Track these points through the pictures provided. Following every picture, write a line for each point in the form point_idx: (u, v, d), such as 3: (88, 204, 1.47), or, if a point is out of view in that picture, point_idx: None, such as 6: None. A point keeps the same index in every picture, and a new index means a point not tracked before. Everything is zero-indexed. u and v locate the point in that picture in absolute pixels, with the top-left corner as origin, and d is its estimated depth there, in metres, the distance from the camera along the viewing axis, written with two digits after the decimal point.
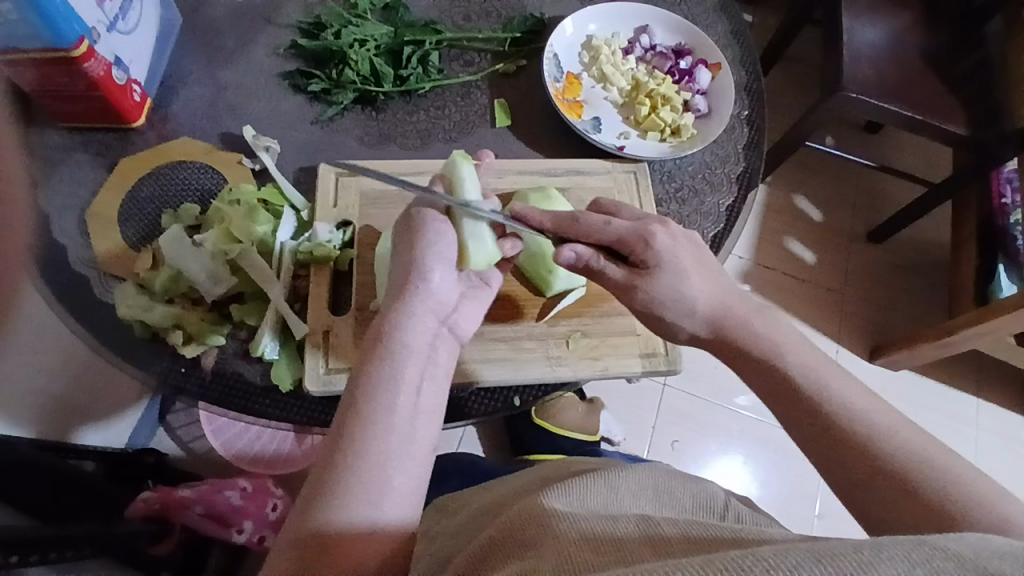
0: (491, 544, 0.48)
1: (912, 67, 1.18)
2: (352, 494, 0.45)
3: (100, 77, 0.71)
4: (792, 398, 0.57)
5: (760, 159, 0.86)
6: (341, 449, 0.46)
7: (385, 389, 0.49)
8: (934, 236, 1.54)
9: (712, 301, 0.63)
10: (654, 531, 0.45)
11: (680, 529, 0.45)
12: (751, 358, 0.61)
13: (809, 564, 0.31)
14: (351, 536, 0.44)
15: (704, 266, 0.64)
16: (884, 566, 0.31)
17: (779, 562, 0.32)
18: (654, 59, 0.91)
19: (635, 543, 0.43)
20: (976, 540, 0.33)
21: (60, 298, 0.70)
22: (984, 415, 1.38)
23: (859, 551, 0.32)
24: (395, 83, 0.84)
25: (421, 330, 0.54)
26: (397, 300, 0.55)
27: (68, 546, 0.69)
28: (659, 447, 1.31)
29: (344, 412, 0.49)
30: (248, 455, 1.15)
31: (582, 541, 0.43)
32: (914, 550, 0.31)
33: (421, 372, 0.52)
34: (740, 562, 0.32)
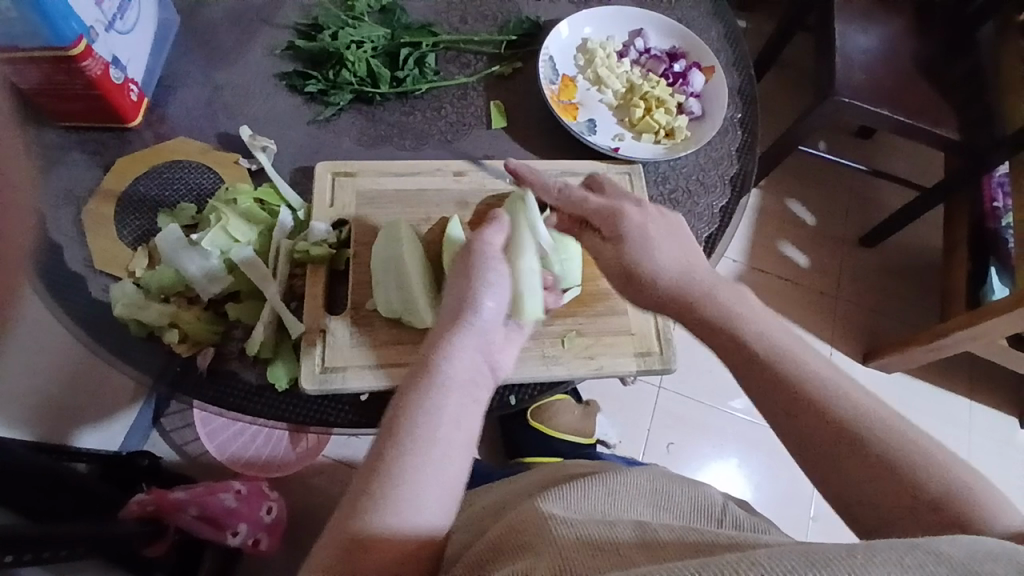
0: (489, 551, 0.47)
1: (904, 73, 1.20)
2: (390, 503, 0.46)
3: (98, 76, 0.71)
4: (776, 380, 0.55)
5: (753, 161, 0.87)
6: (391, 457, 0.48)
7: (432, 411, 0.51)
8: (926, 240, 1.55)
9: (673, 274, 0.65)
10: (649, 535, 0.45)
11: (676, 535, 0.45)
12: (710, 326, 0.62)
13: (803, 567, 0.32)
14: (382, 545, 0.44)
15: (673, 241, 0.66)
16: (875, 569, 0.31)
17: (774, 565, 0.32)
18: (648, 62, 0.92)
19: (630, 547, 0.43)
20: (970, 543, 0.34)
21: (55, 296, 0.70)
22: (977, 418, 1.39)
23: (854, 555, 0.32)
24: (392, 85, 0.84)
25: (470, 359, 0.56)
26: (446, 326, 0.58)
27: (60, 546, 0.68)
28: (654, 450, 1.31)
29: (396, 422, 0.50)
30: (242, 458, 1.14)
31: (577, 545, 0.43)
32: (907, 553, 0.32)
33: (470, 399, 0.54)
34: (734, 564, 0.33)
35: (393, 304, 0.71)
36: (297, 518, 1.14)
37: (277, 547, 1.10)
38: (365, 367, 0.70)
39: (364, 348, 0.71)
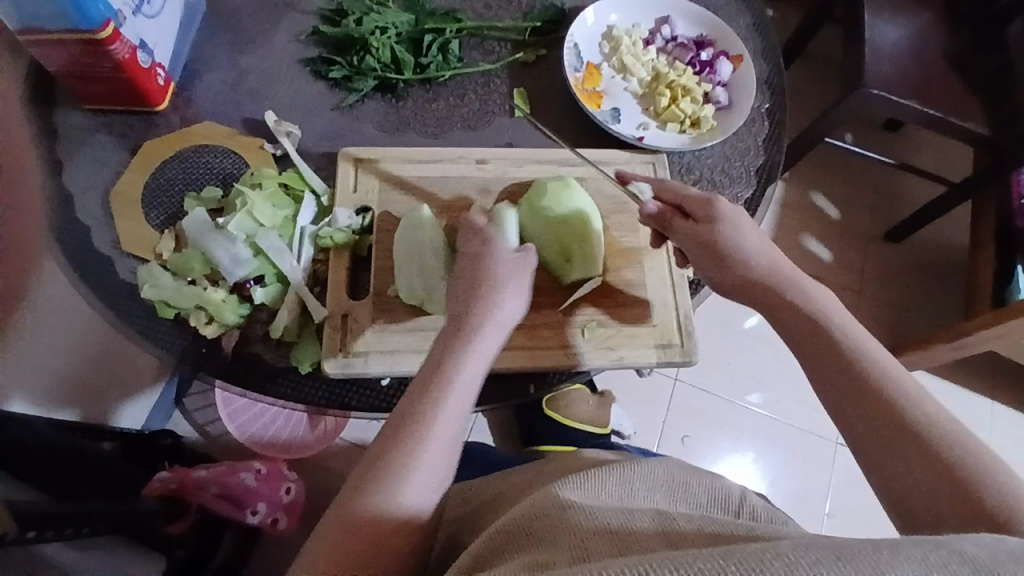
0: (505, 533, 0.47)
1: (935, 65, 1.17)
2: (393, 483, 0.49)
3: (126, 59, 0.71)
4: (840, 364, 0.58)
5: (780, 153, 0.86)
6: (390, 449, 0.51)
7: (438, 399, 0.54)
8: (954, 236, 1.52)
9: (764, 260, 0.67)
10: (668, 525, 0.45)
11: (694, 526, 0.44)
12: (787, 305, 0.64)
13: (828, 561, 0.32)
14: (380, 521, 0.48)
15: (761, 235, 0.68)
16: (900, 567, 0.31)
17: (799, 557, 0.32)
18: (675, 50, 0.91)
19: (650, 537, 0.43)
20: (995, 542, 0.33)
21: (84, 277, 0.72)
22: (999, 419, 1.36)
23: (878, 551, 0.32)
24: (415, 71, 0.84)
25: (478, 358, 0.59)
26: (465, 321, 0.61)
27: (85, 521, 0.70)
28: (669, 442, 1.31)
29: (397, 417, 0.54)
30: (262, 439, 1.16)
31: (597, 535, 0.43)
32: (932, 551, 0.32)
33: (470, 397, 0.56)
34: (759, 555, 0.33)
35: (416, 292, 0.71)
36: (313, 500, 1.16)
37: (295, 526, 1.12)
38: (386, 352, 0.71)
39: (385, 333, 0.72)
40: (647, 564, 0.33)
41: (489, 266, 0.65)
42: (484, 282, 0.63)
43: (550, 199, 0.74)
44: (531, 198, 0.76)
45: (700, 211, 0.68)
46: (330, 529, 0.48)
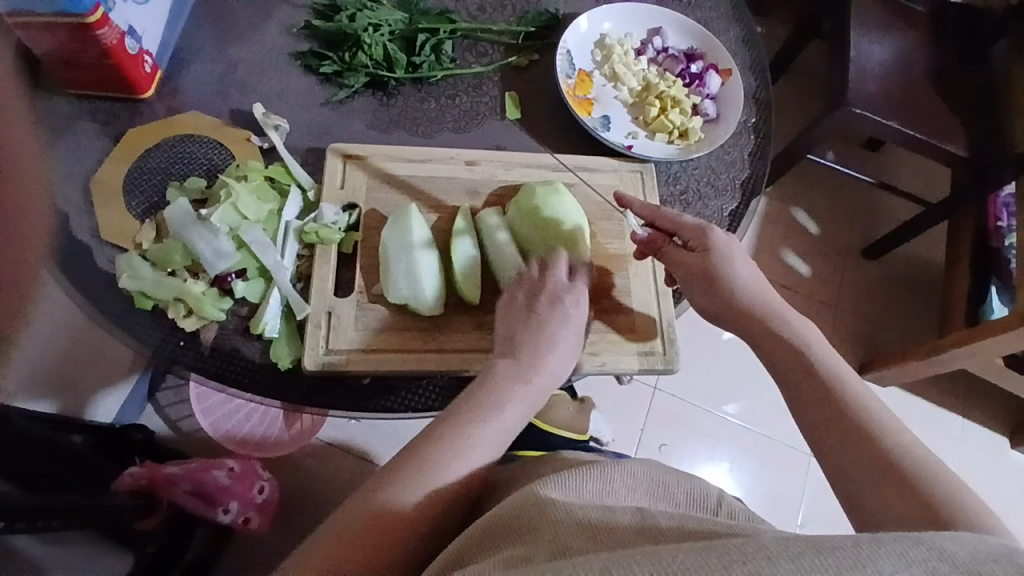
0: (485, 530, 0.47)
1: (917, 86, 1.20)
2: (419, 487, 0.53)
3: (113, 45, 0.70)
4: (812, 380, 0.61)
5: (765, 167, 0.87)
6: (428, 458, 0.55)
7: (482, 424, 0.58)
8: (928, 255, 1.55)
9: (755, 290, 0.68)
10: (648, 520, 0.45)
11: (675, 522, 0.45)
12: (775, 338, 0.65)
13: (813, 554, 0.32)
14: (402, 518, 0.52)
15: (753, 266, 0.69)
16: (881, 561, 0.32)
17: (784, 550, 0.33)
18: (665, 61, 0.92)
19: (629, 532, 0.43)
20: (973, 543, 0.34)
21: (60, 265, 0.70)
22: (968, 434, 1.40)
23: (860, 546, 0.32)
24: (407, 70, 0.84)
25: (516, 399, 0.62)
26: (520, 350, 0.65)
27: (52, 516, 0.68)
28: (646, 449, 1.31)
29: (429, 437, 0.57)
30: (236, 436, 1.13)
31: (578, 531, 0.43)
32: (913, 549, 0.33)
33: (501, 434, 0.60)
34: (743, 548, 0.33)
35: (400, 289, 0.70)
36: (288, 499, 1.14)
37: (266, 527, 1.10)
38: (369, 351, 0.70)
39: (368, 332, 0.71)
40: (631, 558, 0.34)
41: (544, 307, 0.67)
42: (535, 330, 0.65)
43: (537, 204, 0.74)
44: (519, 201, 0.76)
45: (693, 235, 0.70)
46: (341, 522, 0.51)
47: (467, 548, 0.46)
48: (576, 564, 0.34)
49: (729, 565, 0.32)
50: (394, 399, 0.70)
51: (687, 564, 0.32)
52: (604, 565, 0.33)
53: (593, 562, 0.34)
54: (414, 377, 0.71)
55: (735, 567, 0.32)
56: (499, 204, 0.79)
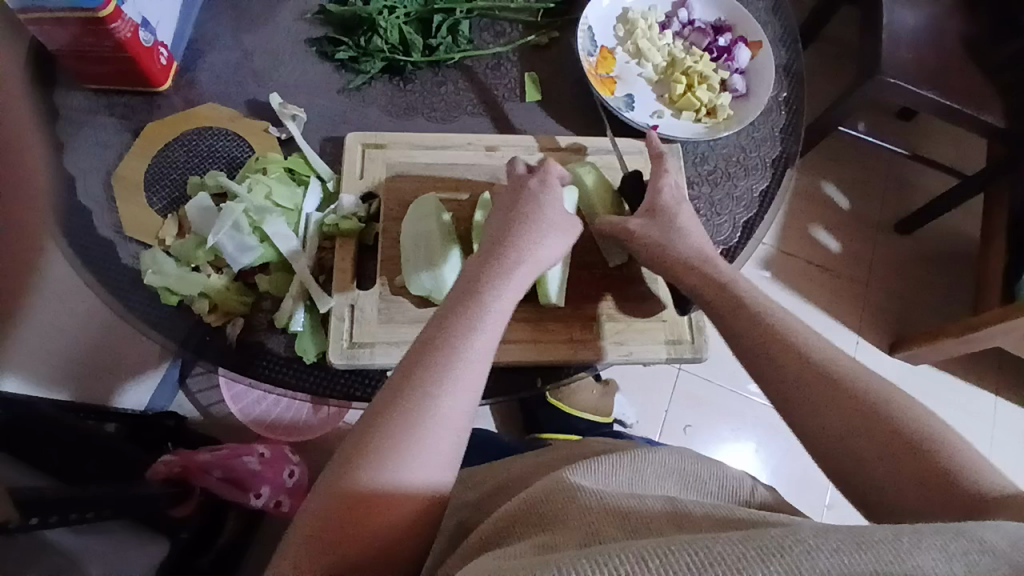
0: (514, 514, 0.46)
1: (952, 54, 1.13)
2: (404, 445, 0.46)
3: (127, 38, 0.69)
4: None
5: (797, 144, 0.83)
6: (395, 407, 0.47)
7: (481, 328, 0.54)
8: (964, 229, 1.49)
9: None
10: (681, 511, 0.43)
11: (707, 511, 0.43)
12: None
13: (850, 547, 0.31)
14: (372, 496, 0.45)
15: None
16: (923, 553, 0.30)
17: (822, 542, 0.32)
18: (692, 35, 0.88)
19: (661, 524, 0.41)
20: (1015, 531, 0.33)
21: (85, 261, 0.71)
22: (1003, 414, 1.35)
23: (900, 539, 0.32)
24: (424, 53, 0.81)
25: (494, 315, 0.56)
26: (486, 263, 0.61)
27: (87, 506, 0.70)
28: (671, 430, 1.30)
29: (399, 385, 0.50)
30: (266, 420, 1.15)
31: (609, 519, 0.42)
32: (953, 540, 0.31)
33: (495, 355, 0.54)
34: (781, 539, 0.32)
35: (419, 281, 0.70)
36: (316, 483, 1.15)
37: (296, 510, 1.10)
38: (392, 344, 0.70)
39: (391, 324, 0.71)
40: (666, 545, 0.32)
41: (537, 207, 0.65)
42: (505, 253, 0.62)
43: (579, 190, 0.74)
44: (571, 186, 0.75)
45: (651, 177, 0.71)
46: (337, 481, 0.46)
47: (496, 535, 0.45)
48: (609, 551, 0.33)
49: (768, 553, 0.31)
50: None
51: (727, 554, 0.31)
52: (639, 552, 0.32)
53: (629, 549, 0.32)
54: None
55: (774, 558, 0.31)
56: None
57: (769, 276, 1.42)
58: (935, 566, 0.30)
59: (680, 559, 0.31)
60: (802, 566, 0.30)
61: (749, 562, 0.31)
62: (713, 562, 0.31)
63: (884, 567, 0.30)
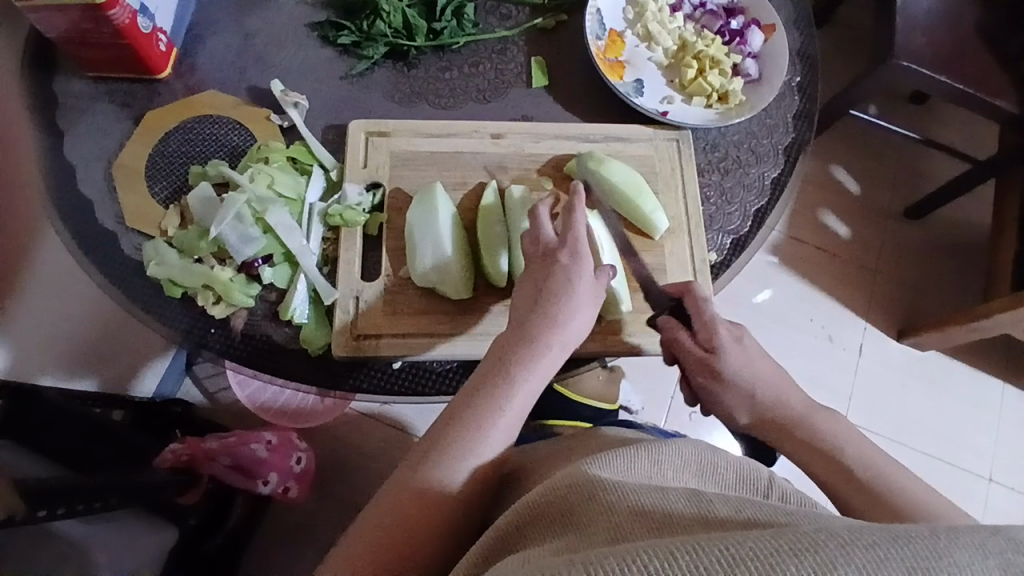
0: (532, 515, 0.44)
1: (967, 36, 1.10)
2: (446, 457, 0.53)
3: (126, 25, 0.68)
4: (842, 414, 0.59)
5: (809, 130, 0.81)
6: (449, 427, 0.54)
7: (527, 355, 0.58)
8: (977, 215, 1.47)
9: None
10: (701, 502, 0.42)
11: (728, 505, 0.42)
12: None
13: (886, 543, 0.30)
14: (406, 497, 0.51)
15: None
16: (959, 550, 0.30)
17: (855, 537, 0.31)
18: (703, 17, 0.85)
19: (682, 517, 0.40)
20: None
21: (87, 253, 0.70)
22: (1010, 402, 1.34)
23: (936, 536, 0.31)
24: (428, 37, 0.79)
25: (541, 360, 0.58)
26: (536, 283, 0.62)
27: (96, 497, 0.70)
28: (675, 418, 1.30)
29: (438, 430, 0.55)
30: (273, 407, 1.13)
31: (629, 515, 0.41)
32: (988, 538, 0.31)
33: (533, 385, 0.57)
34: (814, 535, 0.31)
35: (428, 275, 0.69)
36: (322, 470, 1.15)
37: (307, 495, 1.12)
38: (397, 336, 0.69)
39: (398, 317, 0.70)
40: (694, 543, 0.32)
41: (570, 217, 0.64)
42: (554, 287, 0.61)
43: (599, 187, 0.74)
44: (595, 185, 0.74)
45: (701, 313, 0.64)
46: (380, 507, 0.51)
47: (515, 532, 0.44)
48: (636, 547, 0.32)
49: (801, 550, 0.30)
50: (427, 382, 0.69)
51: (760, 548, 0.31)
52: (667, 550, 0.31)
53: (655, 546, 0.32)
54: (445, 361, 0.70)
55: (806, 554, 0.30)
56: (554, 176, 0.76)
57: (776, 263, 1.40)
58: (971, 563, 0.29)
59: (709, 557, 0.31)
60: (837, 563, 0.29)
61: (780, 560, 0.30)
62: (743, 559, 0.30)
63: (919, 565, 0.29)
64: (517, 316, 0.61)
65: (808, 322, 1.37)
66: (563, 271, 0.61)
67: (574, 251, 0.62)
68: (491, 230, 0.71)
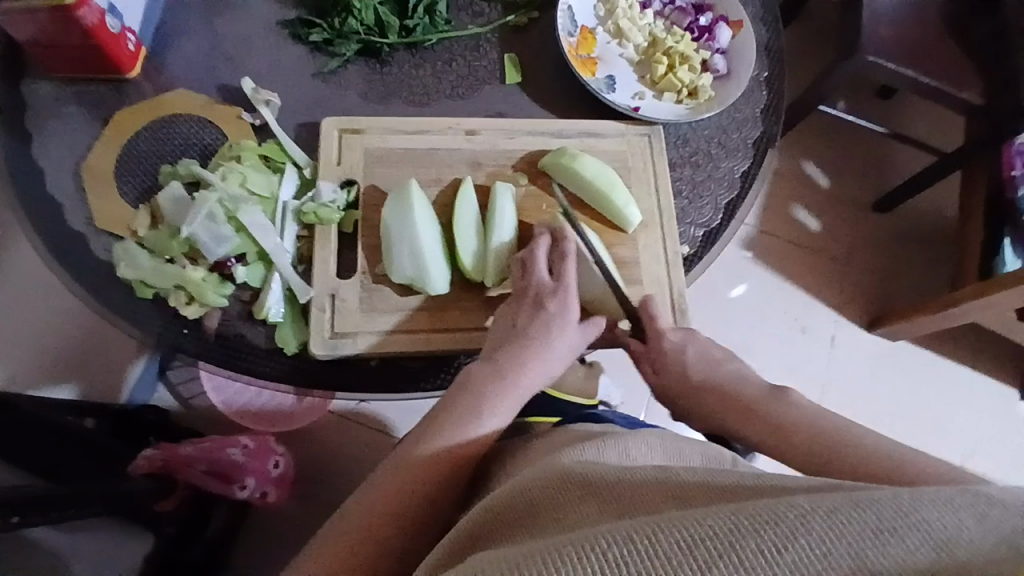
0: (503, 505, 0.45)
1: (930, 30, 1.13)
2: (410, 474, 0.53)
3: (95, 25, 0.67)
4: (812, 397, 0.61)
5: (777, 124, 0.83)
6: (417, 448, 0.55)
7: (500, 387, 0.59)
8: (942, 205, 1.51)
9: None
10: (670, 477, 0.43)
11: (699, 476, 0.43)
12: None
13: (847, 508, 0.31)
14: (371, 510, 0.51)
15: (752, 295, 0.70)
16: (925, 511, 0.31)
17: (815, 506, 0.32)
18: (672, 14, 0.87)
19: (651, 496, 0.41)
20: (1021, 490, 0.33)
21: (56, 255, 0.69)
22: (976, 386, 1.39)
23: (900, 497, 0.32)
24: (400, 34, 0.79)
25: (516, 395, 0.59)
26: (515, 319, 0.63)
27: (72, 503, 0.69)
28: (655, 411, 1.32)
29: (404, 449, 0.55)
30: (250, 412, 1.12)
31: (598, 502, 0.41)
32: (958, 497, 0.32)
33: (504, 416, 0.58)
34: (776, 508, 0.32)
35: (404, 269, 0.69)
36: (302, 472, 1.14)
37: (286, 500, 1.11)
38: (373, 333, 0.69)
39: (374, 314, 0.70)
40: (656, 526, 0.33)
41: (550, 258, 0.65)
42: (536, 330, 0.62)
43: (568, 181, 0.75)
44: (565, 179, 0.75)
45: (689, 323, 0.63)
46: (350, 514, 0.52)
47: (489, 518, 0.44)
48: (599, 534, 0.33)
49: (765, 522, 0.31)
50: (404, 379, 0.70)
51: (720, 528, 0.32)
52: (627, 532, 0.32)
53: (617, 531, 0.33)
54: (421, 357, 0.70)
55: (766, 528, 0.31)
56: (529, 171, 0.77)
57: (750, 256, 1.43)
58: (942, 521, 0.30)
59: (671, 538, 0.32)
60: (797, 533, 0.30)
61: (743, 535, 0.31)
62: (706, 537, 0.31)
63: (884, 525, 0.30)
64: (492, 347, 0.62)
65: (781, 313, 1.40)
66: (547, 318, 0.62)
67: (563, 301, 0.63)
68: (463, 227, 0.71)
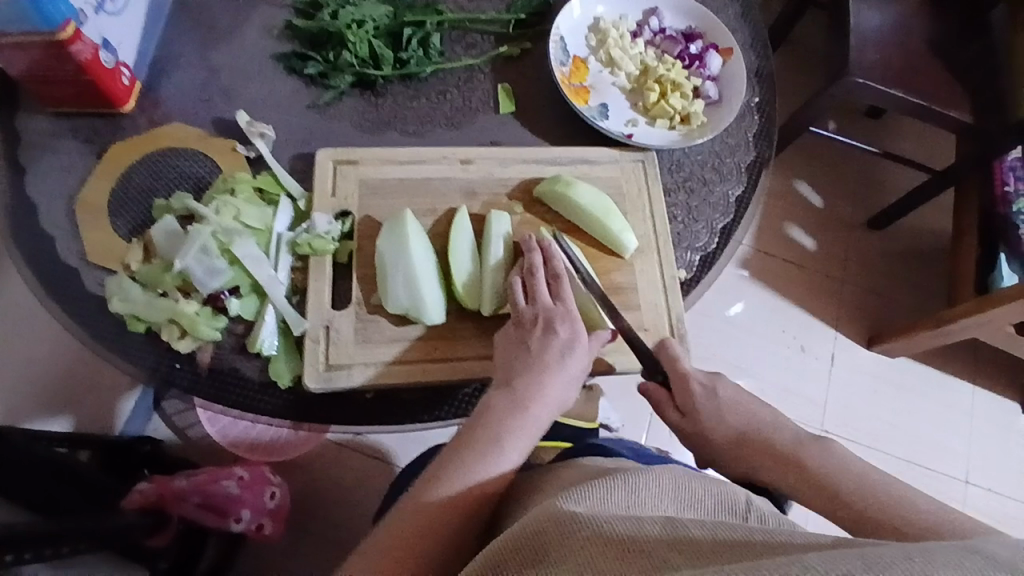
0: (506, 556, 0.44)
1: (916, 53, 1.15)
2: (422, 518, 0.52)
3: (89, 60, 0.68)
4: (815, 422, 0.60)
5: (770, 148, 0.84)
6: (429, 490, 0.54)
7: (513, 422, 0.57)
8: (936, 223, 1.52)
9: None
10: (678, 531, 0.42)
11: (706, 530, 0.42)
12: None
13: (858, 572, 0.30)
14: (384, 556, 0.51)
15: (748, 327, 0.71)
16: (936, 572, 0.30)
17: (827, 569, 0.31)
18: (663, 42, 0.88)
19: (658, 550, 0.40)
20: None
21: (48, 290, 0.68)
22: (978, 402, 1.38)
23: (911, 559, 0.31)
24: (395, 66, 0.80)
25: (528, 427, 0.58)
26: (524, 346, 0.62)
27: (62, 542, 0.67)
28: (656, 435, 1.30)
29: (415, 491, 0.54)
30: (245, 441, 1.10)
31: (603, 556, 0.40)
32: (966, 557, 0.31)
33: (518, 450, 0.57)
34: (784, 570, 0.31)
35: (399, 299, 0.68)
36: (298, 504, 1.12)
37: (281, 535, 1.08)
38: (369, 365, 0.68)
39: (369, 345, 0.69)
40: None
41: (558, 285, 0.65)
42: (548, 358, 0.60)
43: (565, 208, 0.75)
44: (563, 206, 0.75)
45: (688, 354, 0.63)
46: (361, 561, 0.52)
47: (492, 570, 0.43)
48: None
49: None
50: (400, 412, 0.69)
51: None
52: None
53: None
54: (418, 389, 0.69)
55: None
56: (524, 199, 0.77)
57: (747, 277, 1.43)
58: None
59: None
60: None
61: None
62: None
63: None
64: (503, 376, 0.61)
65: (780, 333, 1.39)
66: (558, 344, 0.61)
67: (571, 324, 0.62)
68: (459, 256, 0.71)
